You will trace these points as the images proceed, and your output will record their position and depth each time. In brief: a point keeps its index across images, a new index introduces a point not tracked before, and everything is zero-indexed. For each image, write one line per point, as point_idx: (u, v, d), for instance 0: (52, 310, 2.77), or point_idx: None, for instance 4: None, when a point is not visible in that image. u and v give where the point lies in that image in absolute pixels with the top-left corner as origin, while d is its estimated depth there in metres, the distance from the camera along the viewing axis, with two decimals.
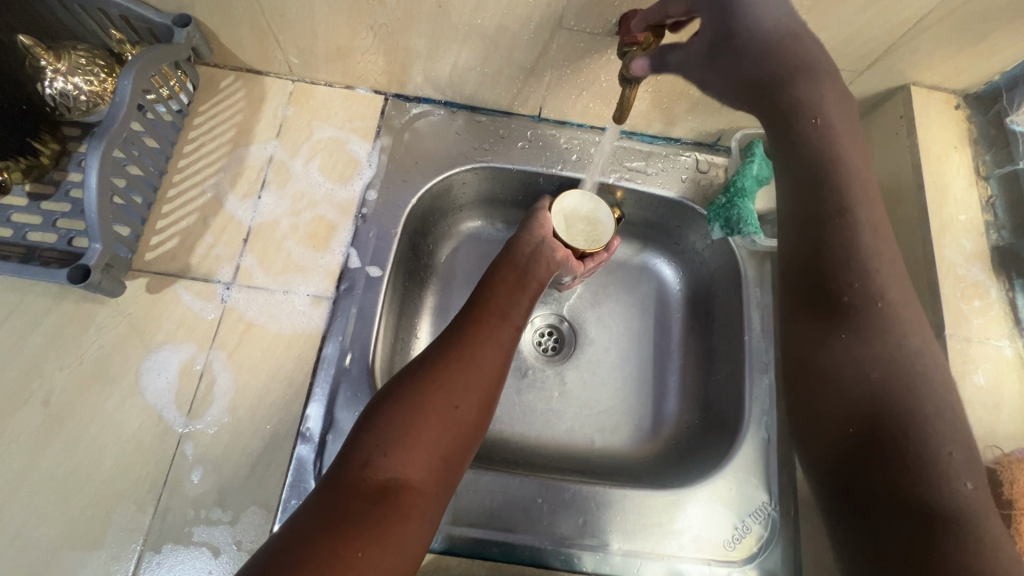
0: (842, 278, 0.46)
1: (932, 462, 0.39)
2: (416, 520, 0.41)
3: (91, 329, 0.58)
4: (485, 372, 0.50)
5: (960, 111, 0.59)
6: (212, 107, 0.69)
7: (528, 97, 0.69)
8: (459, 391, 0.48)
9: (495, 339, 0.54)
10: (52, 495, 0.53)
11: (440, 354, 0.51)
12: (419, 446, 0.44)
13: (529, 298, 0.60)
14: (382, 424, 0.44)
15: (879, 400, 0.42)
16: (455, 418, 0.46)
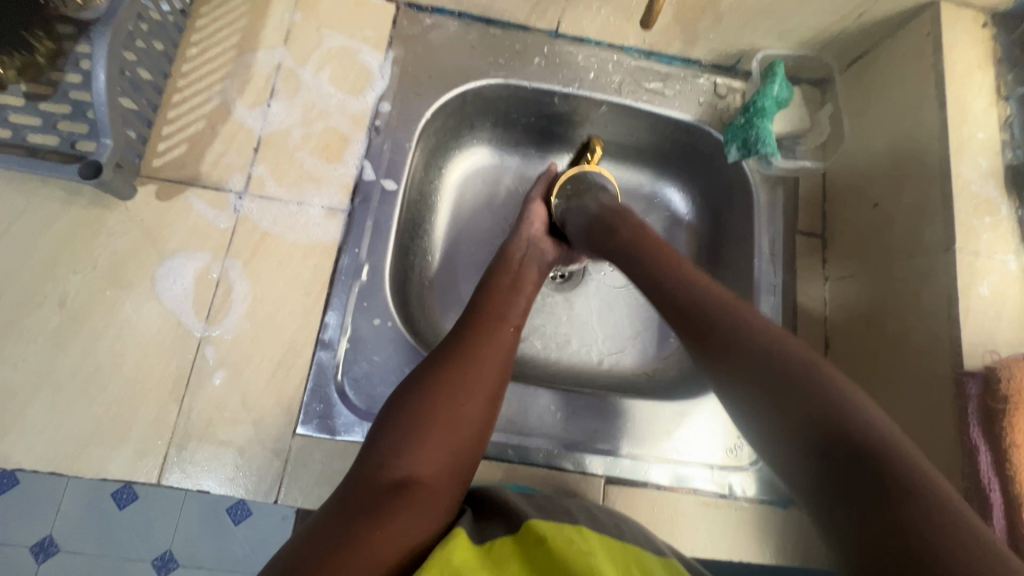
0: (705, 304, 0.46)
1: (843, 411, 0.36)
2: (432, 514, 0.43)
3: (103, 234, 0.57)
4: (484, 372, 0.52)
5: (986, 29, 0.58)
6: (214, 9, 0.65)
7: (548, 8, 0.67)
8: (460, 395, 0.49)
9: (495, 343, 0.55)
10: (74, 394, 0.53)
11: (439, 360, 0.52)
12: (427, 450, 0.46)
13: (526, 301, 0.61)
14: (389, 432, 0.47)
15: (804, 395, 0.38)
16: (461, 423, 0.49)
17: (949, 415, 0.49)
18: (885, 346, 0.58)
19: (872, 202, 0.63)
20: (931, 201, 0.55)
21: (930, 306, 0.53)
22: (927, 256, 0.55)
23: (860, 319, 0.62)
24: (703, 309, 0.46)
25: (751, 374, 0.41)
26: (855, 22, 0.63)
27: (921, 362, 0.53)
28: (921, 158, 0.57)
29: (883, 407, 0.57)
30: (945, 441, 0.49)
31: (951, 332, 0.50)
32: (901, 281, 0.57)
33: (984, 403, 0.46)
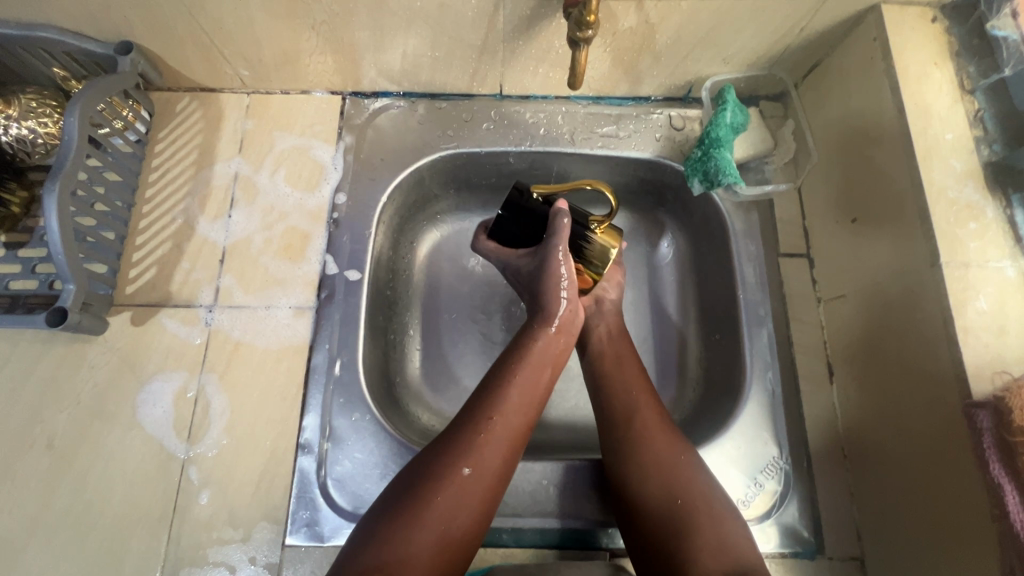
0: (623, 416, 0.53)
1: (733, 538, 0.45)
2: None
3: (84, 368, 0.59)
4: (486, 479, 0.45)
5: (937, 24, 0.55)
6: (171, 132, 0.68)
7: (486, 76, 0.67)
8: (460, 506, 0.43)
9: (508, 442, 0.46)
10: (68, 534, 0.54)
11: (444, 461, 0.44)
12: (413, 569, 0.40)
13: (551, 383, 0.51)
14: (371, 548, 0.40)
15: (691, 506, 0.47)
16: (450, 541, 0.42)
17: (966, 449, 0.45)
18: (890, 377, 0.53)
19: (850, 218, 0.60)
20: (910, 214, 0.51)
21: (926, 331, 0.49)
22: (914, 273, 0.51)
23: (860, 347, 0.57)
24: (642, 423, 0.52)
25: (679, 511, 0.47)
26: (798, 38, 0.61)
27: (927, 385, 0.49)
28: (891, 172, 0.54)
29: (895, 439, 0.52)
30: (965, 478, 0.45)
31: (952, 355, 0.46)
32: (895, 302, 0.53)
33: (1000, 438, 0.41)
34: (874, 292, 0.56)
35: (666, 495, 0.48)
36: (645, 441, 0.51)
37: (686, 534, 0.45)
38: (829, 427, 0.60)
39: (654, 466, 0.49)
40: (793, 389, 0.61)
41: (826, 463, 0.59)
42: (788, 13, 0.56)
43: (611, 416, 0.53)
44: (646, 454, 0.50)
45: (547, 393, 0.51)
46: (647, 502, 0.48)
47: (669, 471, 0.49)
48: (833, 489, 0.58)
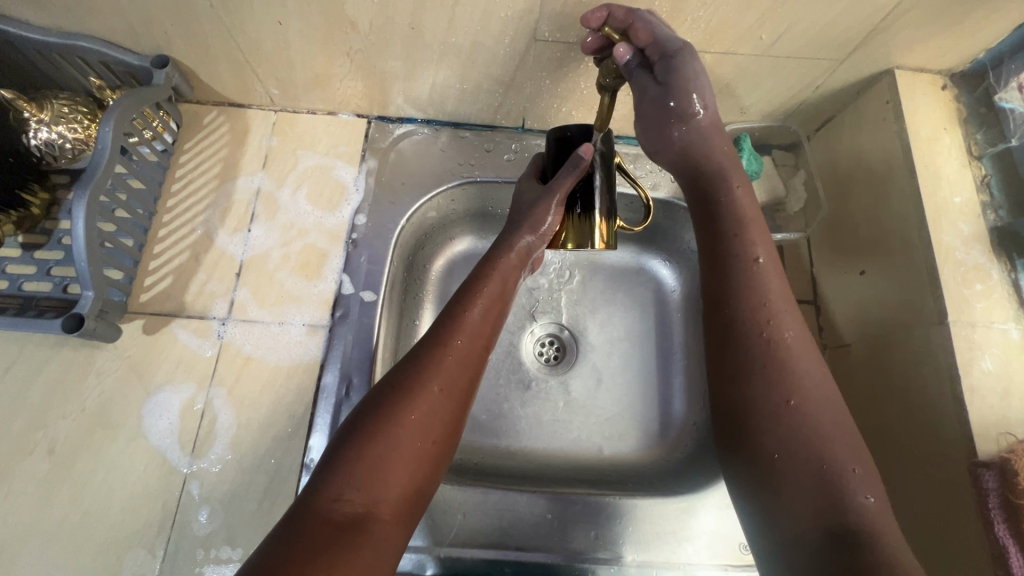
0: (752, 328, 0.47)
1: (850, 486, 0.40)
2: (385, 550, 0.39)
3: (92, 374, 0.59)
4: (453, 397, 0.47)
5: (947, 91, 0.58)
6: (197, 143, 0.69)
7: (510, 109, 0.68)
8: (426, 414, 0.45)
9: (465, 360, 0.50)
10: (63, 543, 0.53)
11: (407, 373, 0.47)
12: (389, 486, 0.41)
13: (500, 311, 0.56)
14: (351, 457, 0.41)
15: (818, 453, 0.42)
16: (425, 453, 0.44)
17: (970, 504, 0.46)
18: (895, 427, 0.54)
19: (857, 270, 0.61)
20: (918, 270, 0.53)
21: (933, 387, 0.50)
22: (922, 329, 0.52)
23: (864, 399, 0.58)
24: (769, 298, 0.48)
25: (799, 456, 0.42)
26: (814, 94, 0.63)
27: (930, 440, 0.50)
28: (899, 229, 0.56)
29: (897, 490, 0.53)
30: (968, 534, 0.46)
31: (958, 413, 0.47)
32: (902, 355, 0.54)
33: (1005, 499, 0.43)
34: (880, 343, 0.57)
35: (786, 442, 0.43)
36: (771, 350, 0.46)
37: (809, 481, 0.41)
38: None
39: (774, 405, 0.44)
40: None
41: None
42: (806, 71, 0.59)
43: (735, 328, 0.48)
44: (771, 395, 0.45)
45: (495, 323, 0.55)
46: (767, 435, 0.44)
47: (792, 405, 0.44)
48: None
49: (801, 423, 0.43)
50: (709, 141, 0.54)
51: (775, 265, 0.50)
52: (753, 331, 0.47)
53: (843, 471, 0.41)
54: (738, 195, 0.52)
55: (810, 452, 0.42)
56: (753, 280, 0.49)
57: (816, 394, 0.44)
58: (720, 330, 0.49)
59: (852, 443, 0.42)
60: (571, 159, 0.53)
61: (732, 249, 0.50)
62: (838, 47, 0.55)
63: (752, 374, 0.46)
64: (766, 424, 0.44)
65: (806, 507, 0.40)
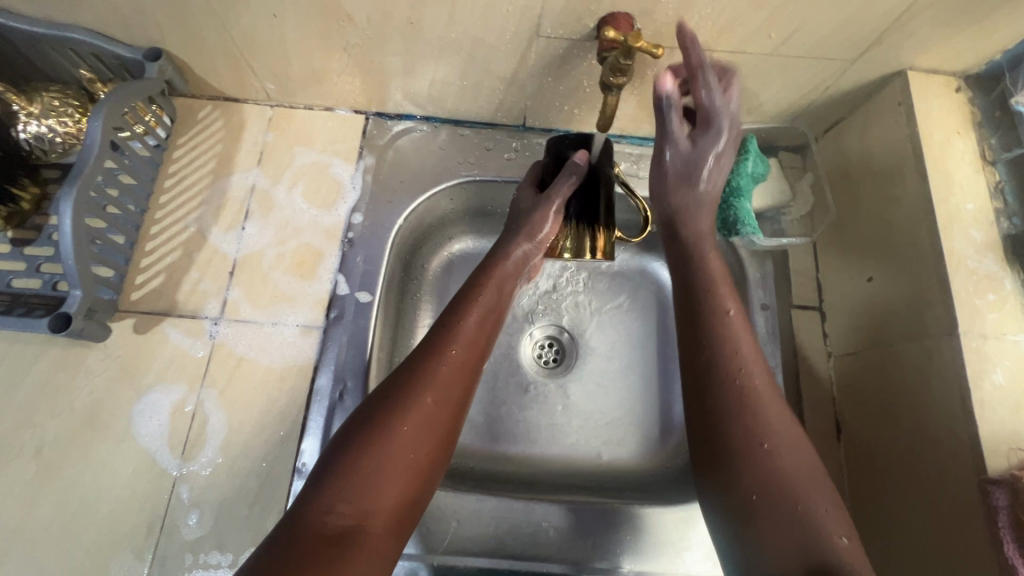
0: (724, 365, 0.46)
1: (824, 529, 0.39)
2: (376, 565, 0.38)
3: (81, 374, 0.57)
4: (448, 407, 0.46)
5: (961, 94, 0.57)
6: (192, 139, 0.67)
7: (511, 107, 0.67)
8: (420, 425, 0.44)
9: (461, 369, 0.48)
10: (50, 547, 0.52)
11: (400, 383, 0.46)
12: (381, 499, 0.40)
13: (497, 319, 0.54)
14: (342, 470, 0.40)
15: (791, 493, 0.41)
16: (418, 466, 0.43)
17: (979, 521, 0.44)
18: (903, 438, 0.52)
19: (866, 277, 0.59)
20: (927, 279, 0.52)
21: (943, 399, 0.49)
22: (931, 340, 0.51)
23: (870, 409, 0.57)
24: (737, 338, 0.48)
25: (772, 496, 0.41)
26: (824, 95, 0.61)
27: (939, 453, 0.48)
28: (909, 236, 0.55)
29: (902, 505, 0.52)
30: (975, 550, 0.45)
31: (968, 427, 0.46)
32: (910, 365, 0.52)
33: (1016, 518, 0.41)
34: (887, 352, 0.55)
35: (761, 480, 0.42)
36: (741, 389, 0.45)
37: (782, 521, 0.40)
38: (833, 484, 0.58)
39: (748, 447, 0.43)
40: None
41: None
42: (816, 72, 0.57)
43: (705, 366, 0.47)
44: (746, 437, 0.44)
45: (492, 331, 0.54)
46: (739, 474, 0.43)
47: (765, 443, 0.43)
48: None
49: (773, 460, 0.42)
50: (700, 211, 0.56)
51: (743, 315, 0.50)
52: (726, 374, 0.46)
53: (816, 514, 0.40)
54: (708, 258, 0.54)
55: (786, 492, 0.41)
56: (726, 328, 0.48)
57: (788, 436, 0.44)
58: (690, 367, 0.48)
59: (823, 486, 0.42)
60: (568, 166, 0.54)
61: (705, 299, 0.50)
62: (850, 46, 0.53)
63: (727, 416, 0.45)
64: (739, 461, 0.43)
65: (782, 546, 0.39)
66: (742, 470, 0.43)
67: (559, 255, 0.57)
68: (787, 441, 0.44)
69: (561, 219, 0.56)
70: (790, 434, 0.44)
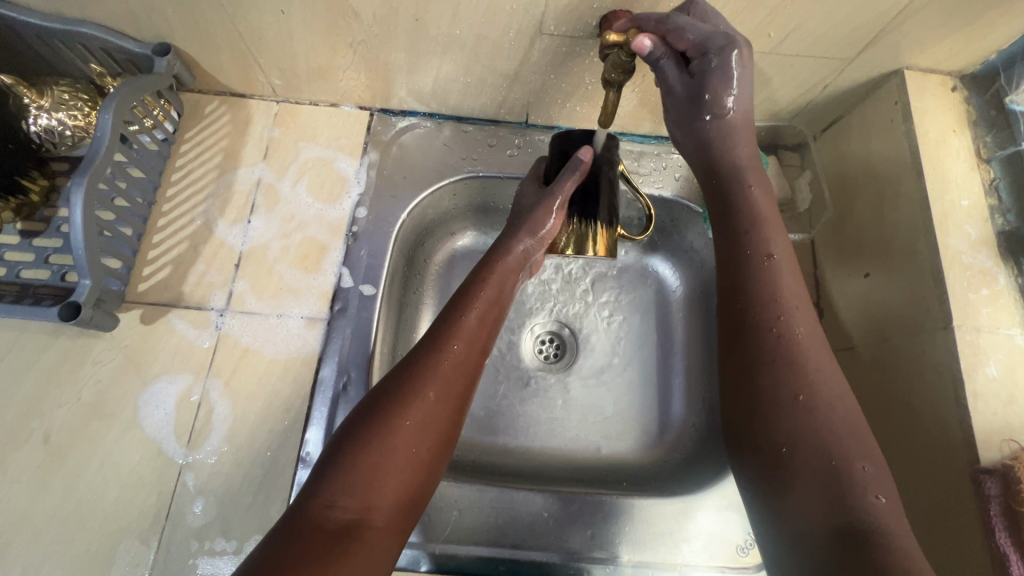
0: (765, 318, 0.45)
1: (861, 487, 0.39)
2: (376, 557, 0.39)
3: (88, 364, 0.58)
4: (450, 402, 0.47)
5: (957, 93, 0.58)
6: (199, 133, 0.68)
7: (514, 104, 0.68)
8: (421, 421, 0.44)
9: (461, 365, 0.49)
10: (57, 532, 0.53)
11: (402, 379, 0.47)
12: (383, 493, 0.41)
13: (498, 315, 0.55)
14: (345, 464, 0.41)
15: (828, 450, 0.40)
16: (419, 460, 0.44)
17: (971, 509, 0.45)
18: (896, 431, 0.53)
19: (862, 273, 0.60)
20: (923, 274, 0.53)
21: (936, 392, 0.49)
22: (926, 334, 0.51)
23: (867, 402, 0.57)
24: (781, 287, 0.46)
25: (807, 451, 0.41)
26: (822, 94, 0.62)
27: (932, 445, 0.49)
28: (906, 231, 0.55)
29: (898, 496, 0.53)
30: (966, 540, 0.46)
31: (961, 419, 0.47)
32: (905, 359, 0.53)
33: (1008, 506, 0.42)
34: (883, 347, 0.56)
35: (796, 435, 0.41)
36: (783, 342, 0.44)
37: (815, 477, 0.40)
38: None
39: (783, 398, 0.42)
40: None
41: None
42: (815, 71, 0.58)
43: (745, 317, 0.46)
44: (781, 388, 0.43)
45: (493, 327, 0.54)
46: (773, 428, 0.42)
47: (805, 398, 0.42)
48: None
49: (812, 415, 0.41)
50: (734, 139, 0.52)
51: (791, 262, 0.49)
52: (764, 324, 0.45)
53: (852, 467, 0.39)
54: (753, 196, 0.51)
55: (821, 443, 0.40)
56: (768, 276, 0.47)
57: (832, 389, 0.42)
58: (730, 320, 0.47)
59: (863, 440, 0.41)
60: (571, 162, 0.54)
61: (746, 246, 0.49)
62: (848, 45, 0.54)
63: (763, 367, 0.44)
64: (774, 416, 0.42)
65: (816, 503, 0.39)
66: (778, 425, 0.42)
67: (560, 251, 0.58)
68: (829, 395, 0.42)
69: (563, 214, 0.56)
70: (831, 386, 0.43)
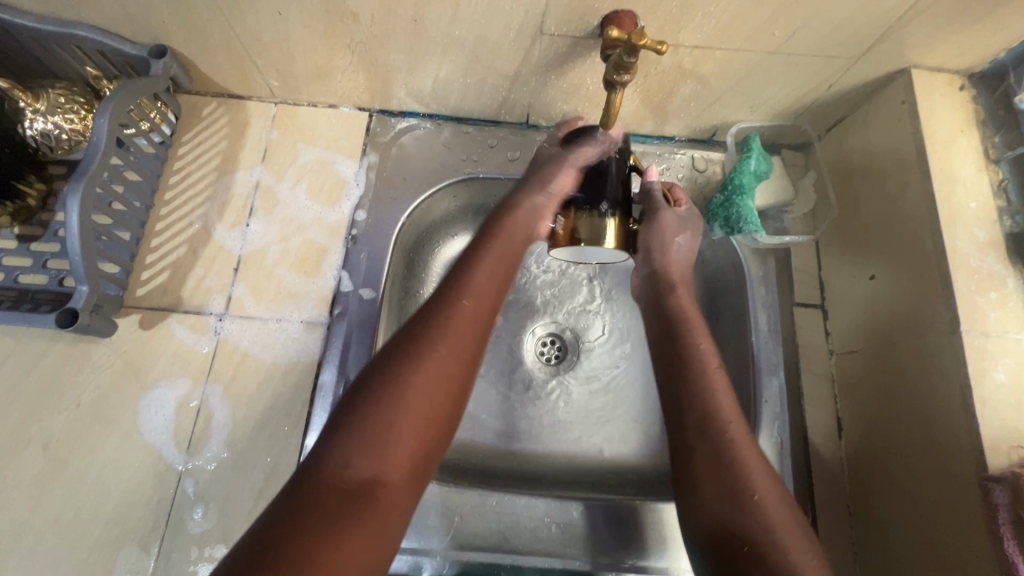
0: (703, 396, 0.51)
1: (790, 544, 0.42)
2: (392, 514, 0.39)
3: (87, 369, 0.58)
4: (462, 355, 0.46)
5: (965, 92, 0.57)
6: (196, 136, 0.68)
7: (514, 104, 0.67)
8: (434, 373, 0.44)
9: (471, 319, 0.48)
10: (57, 539, 0.53)
11: (410, 336, 0.45)
12: (398, 449, 0.40)
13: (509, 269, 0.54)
14: (359, 423, 0.40)
15: (764, 510, 0.44)
16: (434, 413, 0.43)
17: (978, 517, 0.45)
18: (901, 438, 0.53)
19: (868, 275, 0.59)
20: (930, 278, 0.52)
21: (943, 399, 0.49)
22: (931, 339, 0.51)
23: (873, 405, 0.56)
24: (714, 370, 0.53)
25: (745, 512, 0.44)
26: (827, 93, 0.61)
27: (939, 452, 0.49)
28: (913, 233, 0.54)
29: (904, 503, 0.52)
30: (975, 548, 0.45)
31: (968, 425, 0.46)
32: (909, 364, 0.53)
33: (1016, 515, 0.42)
34: (888, 350, 0.55)
35: (735, 493, 0.45)
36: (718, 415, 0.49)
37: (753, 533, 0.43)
38: (834, 481, 0.59)
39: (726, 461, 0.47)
40: (800, 442, 0.59)
41: (834, 522, 0.57)
42: (820, 70, 0.57)
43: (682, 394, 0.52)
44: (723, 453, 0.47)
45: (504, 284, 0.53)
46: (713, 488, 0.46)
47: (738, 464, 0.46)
48: (837, 548, 0.56)
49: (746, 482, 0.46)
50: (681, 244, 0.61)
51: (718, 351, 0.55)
52: (706, 398, 0.50)
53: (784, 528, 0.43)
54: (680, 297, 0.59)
55: (757, 504, 0.44)
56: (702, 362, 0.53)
57: (762, 461, 0.48)
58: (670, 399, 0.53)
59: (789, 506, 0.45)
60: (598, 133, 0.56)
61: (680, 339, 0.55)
62: (855, 44, 0.53)
63: (704, 437, 0.49)
64: (713, 479, 0.46)
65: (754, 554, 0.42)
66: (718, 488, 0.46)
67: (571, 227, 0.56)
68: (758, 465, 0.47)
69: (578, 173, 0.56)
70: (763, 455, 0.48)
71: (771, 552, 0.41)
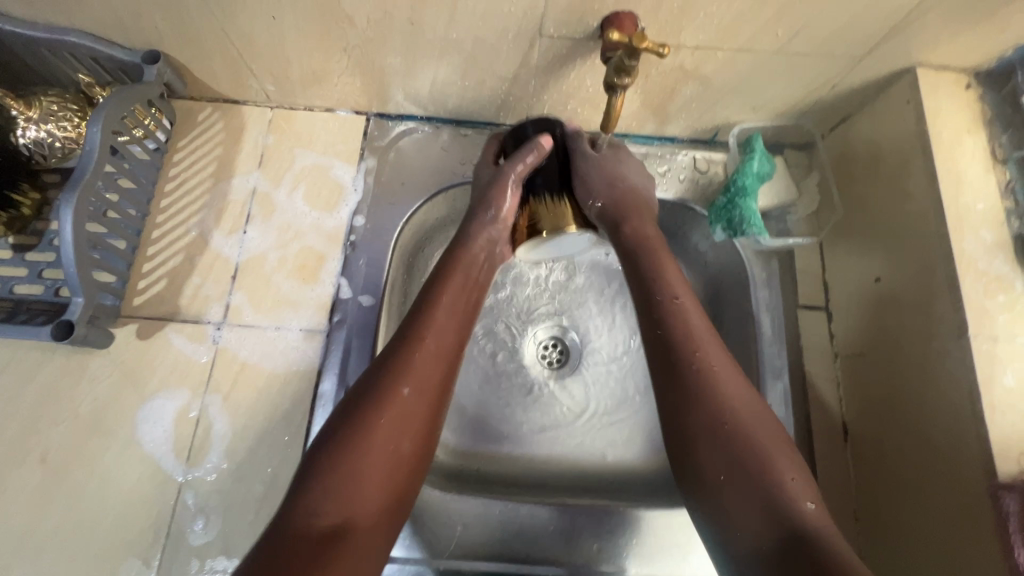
0: (683, 356, 0.47)
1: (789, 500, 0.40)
2: (366, 559, 0.39)
3: (85, 381, 0.57)
4: (428, 396, 0.46)
5: (971, 91, 0.56)
6: (191, 142, 0.67)
7: (513, 107, 0.66)
8: (399, 417, 0.44)
9: (437, 357, 0.48)
10: (57, 553, 0.53)
11: (376, 377, 0.45)
12: (366, 496, 0.41)
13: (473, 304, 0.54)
14: (326, 468, 0.41)
15: (760, 477, 0.42)
16: (401, 458, 0.43)
17: (988, 523, 0.44)
18: (909, 442, 0.52)
19: (873, 277, 0.59)
20: (937, 281, 0.51)
21: (953, 403, 0.48)
22: (938, 342, 0.50)
23: (879, 408, 0.56)
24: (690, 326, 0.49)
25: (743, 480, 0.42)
26: (831, 93, 0.60)
27: (948, 457, 0.48)
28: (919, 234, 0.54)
29: (913, 508, 0.51)
30: (985, 554, 0.45)
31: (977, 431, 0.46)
32: (916, 367, 0.52)
33: None
34: (895, 354, 0.55)
35: (729, 466, 0.43)
36: (699, 381, 0.46)
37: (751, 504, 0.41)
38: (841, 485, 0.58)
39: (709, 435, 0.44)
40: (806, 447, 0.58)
41: (844, 520, 0.56)
42: (823, 70, 0.56)
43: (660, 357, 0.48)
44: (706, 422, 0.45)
45: (468, 317, 0.53)
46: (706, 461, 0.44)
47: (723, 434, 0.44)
48: None
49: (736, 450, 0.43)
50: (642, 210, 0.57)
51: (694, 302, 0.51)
52: (682, 359, 0.47)
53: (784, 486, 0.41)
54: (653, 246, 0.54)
55: (752, 470, 0.42)
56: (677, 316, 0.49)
57: (752, 423, 0.45)
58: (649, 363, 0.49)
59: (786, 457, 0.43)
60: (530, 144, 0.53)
61: (654, 289, 0.51)
62: (859, 44, 0.52)
63: (683, 411, 0.46)
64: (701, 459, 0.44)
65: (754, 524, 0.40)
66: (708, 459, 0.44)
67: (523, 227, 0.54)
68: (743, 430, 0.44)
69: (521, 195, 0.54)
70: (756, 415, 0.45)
71: (771, 518, 0.40)
